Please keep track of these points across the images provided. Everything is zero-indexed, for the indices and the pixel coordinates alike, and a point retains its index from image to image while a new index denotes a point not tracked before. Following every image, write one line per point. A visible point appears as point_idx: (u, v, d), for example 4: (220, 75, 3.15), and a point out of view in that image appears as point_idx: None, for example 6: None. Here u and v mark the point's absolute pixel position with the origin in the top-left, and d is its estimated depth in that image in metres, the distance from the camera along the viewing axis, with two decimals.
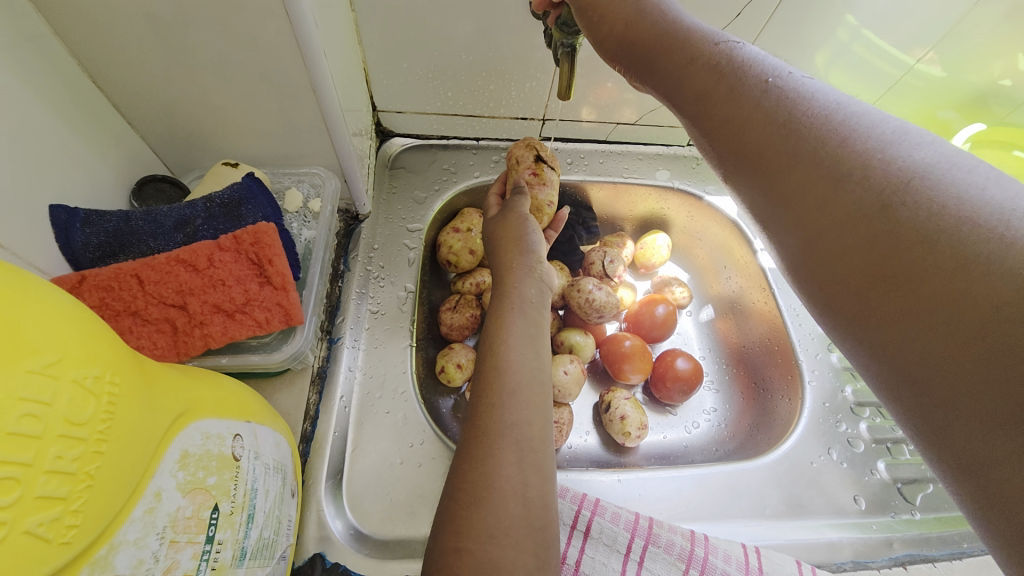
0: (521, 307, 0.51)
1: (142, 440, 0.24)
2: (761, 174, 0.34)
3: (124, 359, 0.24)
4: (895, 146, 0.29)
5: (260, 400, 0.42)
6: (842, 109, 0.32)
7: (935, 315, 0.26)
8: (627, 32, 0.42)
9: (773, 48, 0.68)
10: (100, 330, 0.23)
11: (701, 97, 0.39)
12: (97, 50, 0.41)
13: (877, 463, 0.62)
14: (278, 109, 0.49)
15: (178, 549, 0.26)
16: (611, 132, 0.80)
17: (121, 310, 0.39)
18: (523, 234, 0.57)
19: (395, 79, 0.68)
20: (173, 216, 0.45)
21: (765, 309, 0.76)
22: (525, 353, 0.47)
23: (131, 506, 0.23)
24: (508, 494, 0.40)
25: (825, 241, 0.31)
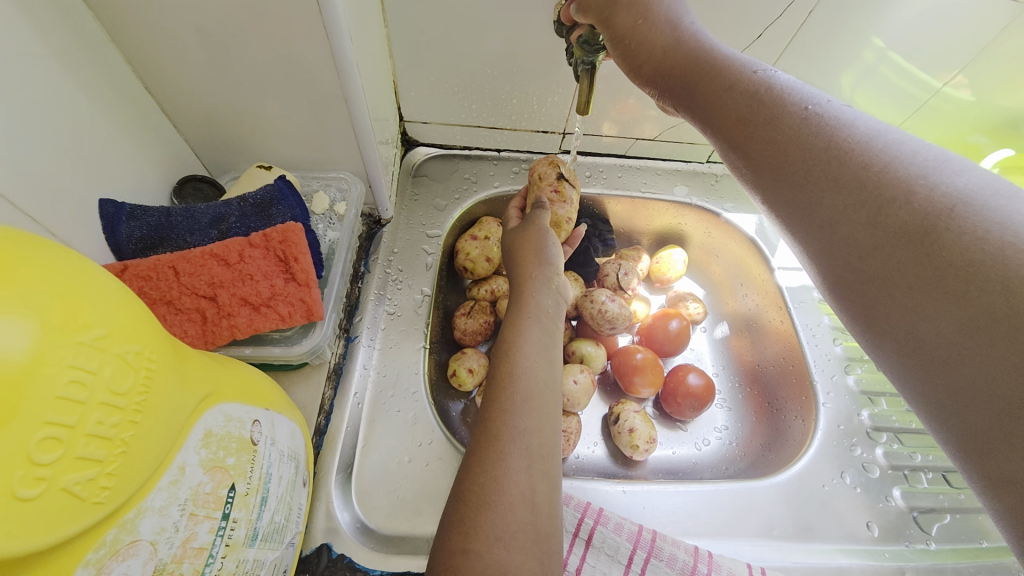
0: (538, 317, 0.52)
1: (172, 415, 0.26)
2: (803, 193, 0.37)
3: (161, 339, 0.26)
4: (934, 172, 0.32)
5: (279, 391, 0.44)
6: (878, 136, 0.35)
7: (978, 331, 0.28)
8: (666, 60, 0.46)
9: (796, 69, 0.69)
10: (141, 311, 0.25)
11: (738, 119, 0.41)
12: (149, 57, 0.44)
13: (892, 490, 0.60)
14: (311, 117, 0.52)
15: (197, 522, 0.28)
16: (630, 147, 0.81)
17: (157, 299, 0.42)
18: (542, 246, 0.59)
19: (422, 91, 0.70)
20: (210, 213, 0.48)
21: (780, 327, 0.75)
22: (538, 361, 0.48)
23: (158, 477, 0.25)
24: (515, 498, 0.40)
25: (871, 259, 0.33)
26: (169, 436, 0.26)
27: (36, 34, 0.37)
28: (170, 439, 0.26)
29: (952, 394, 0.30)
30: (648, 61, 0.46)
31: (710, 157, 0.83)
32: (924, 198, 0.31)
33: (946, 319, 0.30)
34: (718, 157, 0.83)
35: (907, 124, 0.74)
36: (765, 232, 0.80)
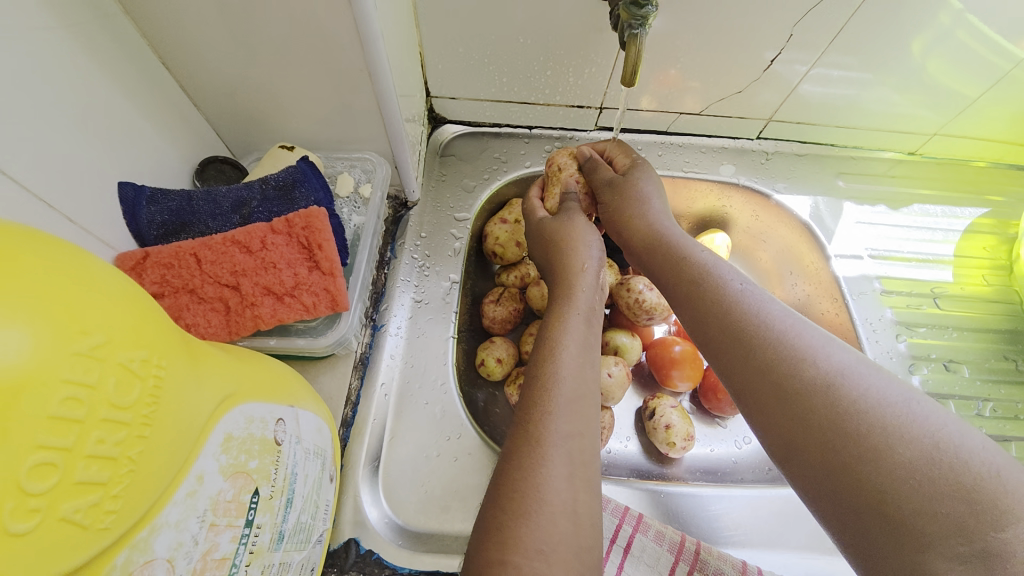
0: (586, 316, 0.50)
1: (186, 423, 0.24)
2: (723, 347, 0.38)
3: (171, 340, 0.24)
4: (837, 349, 0.35)
5: (302, 383, 0.42)
6: (795, 317, 0.38)
7: (862, 462, 0.29)
8: (633, 235, 0.51)
9: (858, 43, 0.61)
10: (150, 310, 0.23)
11: (690, 323, 0.42)
12: (165, 29, 0.42)
13: None
14: (333, 92, 0.48)
15: (218, 532, 0.26)
16: (672, 122, 0.75)
17: (180, 287, 0.41)
18: (586, 237, 0.55)
19: (450, 64, 0.66)
20: (231, 197, 0.46)
21: (835, 320, 0.71)
22: (582, 364, 0.46)
23: (175, 489, 0.23)
24: (557, 509, 0.38)
25: (785, 409, 0.34)
26: (182, 447, 0.24)
27: (46, 6, 0.34)
28: (185, 448, 0.24)
29: (872, 559, 0.28)
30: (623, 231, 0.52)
31: (760, 134, 0.76)
32: (828, 367, 0.33)
33: (841, 482, 0.30)
34: (769, 134, 0.76)
35: (983, 101, 0.67)
36: (821, 216, 0.75)
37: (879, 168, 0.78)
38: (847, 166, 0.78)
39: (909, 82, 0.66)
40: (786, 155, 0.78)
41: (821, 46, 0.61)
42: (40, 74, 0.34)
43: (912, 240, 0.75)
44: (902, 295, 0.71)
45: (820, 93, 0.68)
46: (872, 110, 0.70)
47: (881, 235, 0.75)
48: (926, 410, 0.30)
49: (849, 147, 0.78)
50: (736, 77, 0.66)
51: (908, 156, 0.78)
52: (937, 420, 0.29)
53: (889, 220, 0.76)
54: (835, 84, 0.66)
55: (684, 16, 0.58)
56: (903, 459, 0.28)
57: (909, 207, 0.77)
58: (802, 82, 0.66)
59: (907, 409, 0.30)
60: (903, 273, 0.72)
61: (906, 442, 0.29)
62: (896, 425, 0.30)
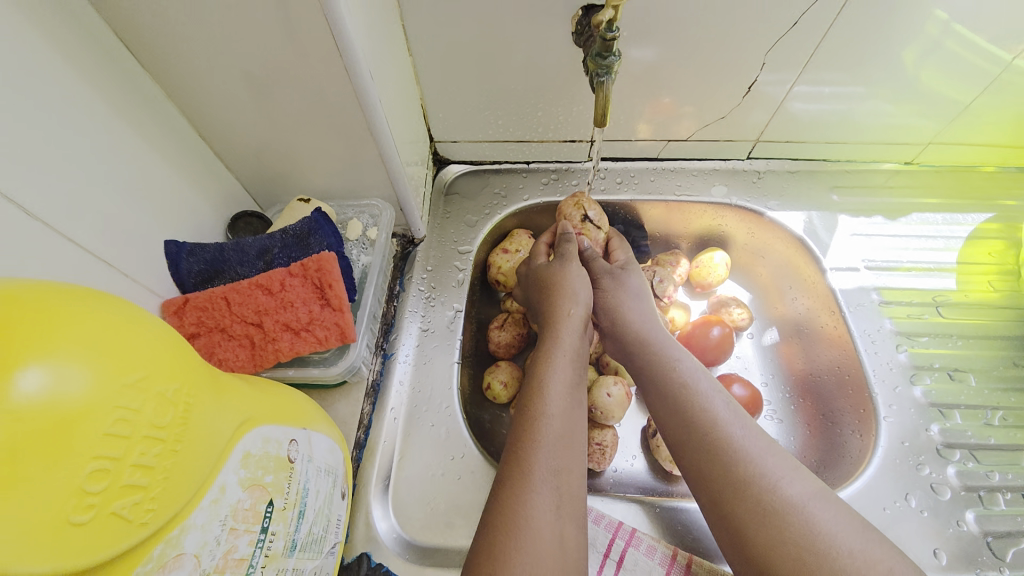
0: (571, 358, 0.56)
1: (211, 441, 0.29)
2: (692, 449, 0.48)
3: (199, 374, 0.29)
4: (781, 464, 0.45)
5: (315, 409, 0.47)
6: (749, 428, 0.48)
7: (800, 559, 0.40)
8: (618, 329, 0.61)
9: (833, 64, 0.63)
10: (181, 349, 0.29)
11: (672, 418, 0.51)
12: (200, 110, 0.50)
13: (965, 514, 0.57)
14: (340, 149, 0.55)
15: (237, 535, 0.31)
16: (662, 149, 0.79)
17: (213, 327, 0.47)
18: (574, 288, 0.60)
19: (450, 112, 0.73)
20: (256, 246, 0.52)
21: (834, 333, 0.71)
22: (566, 403, 0.51)
23: (202, 496, 0.28)
24: (544, 540, 0.42)
25: (736, 510, 0.44)
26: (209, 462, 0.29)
27: (102, 101, 0.43)
28: (211, 463, 0.29)
29: None
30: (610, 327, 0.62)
31: (750, 154, 0.79)
32: (772, 480, 0.44)
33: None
34: (759, 153, 0.79)
35: (976, 104, 0.67)
36: (815, 231, 0.76)
37: (877, 179, 0.79)
38: (842, 180, 0.79)
39: (903, 94, 0.67)
40: (779, 172, 0.80)
41: (802, 63, 0.63)
42: (97, 154, 0.42)
43: (911, 249, 0.75)
44: (903, 306, 0.71)
45: (810, 109, 0.70)
46: (865, 123, 0.72)
47: (878, 246, 0.75)
48: (843, 524, 0.41)
49: (842, 161, 0.79)
50: (719, 102, 0.70)
51: (906, 165, 0.78)
52: (849, 534, 0.41)
53: (886, 230, 0.76)
54: (826, 99, 0.68)
55: (659, 52, 0.63)
56: (829, 560, 0.39)
57: (909, 217, 0.77)
58: (787, 97, 0.68)
59: (830, 524, 0.41)
60: (903, 283, 0.73)
61: (833, 551, 0.39)
62: (826, 535, 0.40)
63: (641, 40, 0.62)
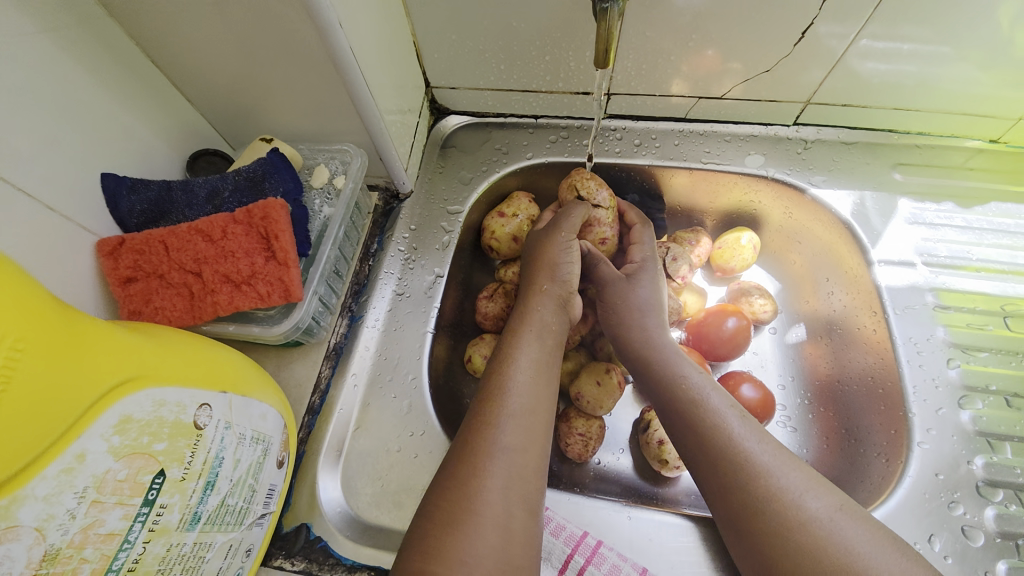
0: (538, 331, 0.50)
1: (53, 402, 0.26)
2: (706, 467, 0.45)
3: (41, 327, 0.27)
4: (802, 480, 0.42)
5: (254, 371, 0.43)
6: (766, 445, 0.44)
7: None
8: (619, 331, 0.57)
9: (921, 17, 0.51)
10: (22, 297, 0.26)
11: (685, 432, 0.48)
12: (145, 29, 0.45)
13: (996, 564, 0.48)
14: (303, 82, 0.49)
15: (104, 509, 0.28)
16: (691, 109, 0.67)
17: (150, 272, 0.44)
18: (559, 262, 0.54)
19: (445, 53, 0.63)
20: (206, 187, 0.49)
21: (873, 336, 0.61)
22: (533, 380, 0.46)
23: (43, 465, 0.26)
24: (487, 519, 0.38)
25: (761, 530, 0.40)
26: (53, 427, 0.26)
27: (25, 13, 0.38)
28: (57, 427, 0.26)
29: None
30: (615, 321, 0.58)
31: (798, 119, 0.66)
32: (795, 496, 0.41)
33: None
34: (809, 119, 0.66)
35: None
36: (866, 215, 0.64)
37: (954, 158, 0.65)
38: (909, 156, 0.66)
39: (996, 58, 0.54)
40: (830, 143, 0.67)
41: (866, 14, 0.51)
42: (5, 72, 0.37)
43: (985, 245, 0.62)
44: (963, 313, 0.59)
45: (883, 70, 0.57)
46: (951, 91, 0.58)
47: (943, 239, 0.63)
48: (873, 545, 0.38)
49: (913, 134, 0.66)
50: (762, 55, 0.57)
51: (992, 144, 0.64)
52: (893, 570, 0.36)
53: (956, 221, 0.63)
54: (902, 59, 0.55)
55: None
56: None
57: (986, 206, 0.64)
58: (850, 52, 0.55)
59: (862, 543, 0.38)
60: (968, 285, 0.61)
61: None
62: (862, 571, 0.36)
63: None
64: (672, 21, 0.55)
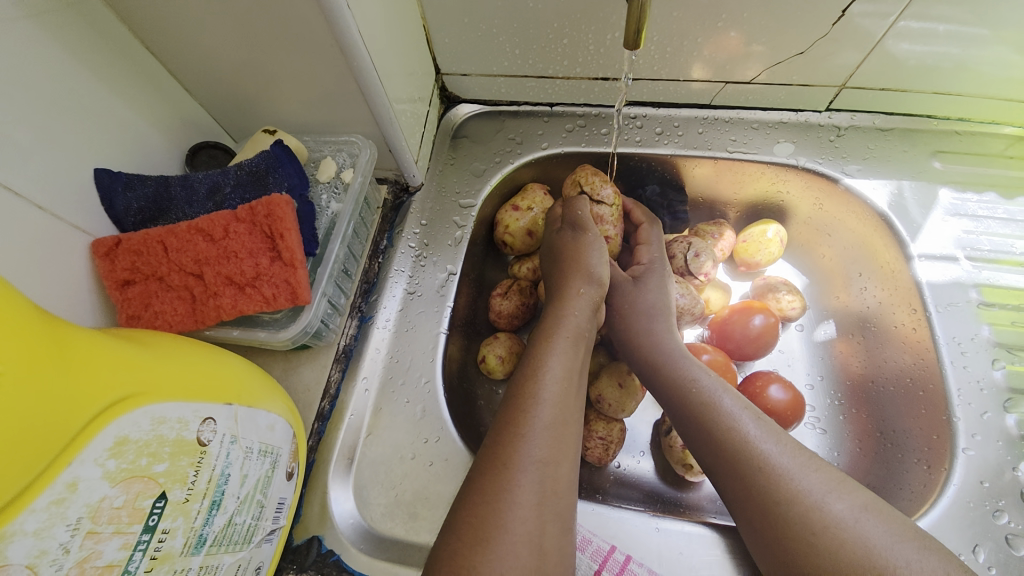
0: (574, 338, 0.47)
1: (39, 428, 0.25)
2: (722, 472, 0.42)
3: (16, 349, 0.25)
4: (822, 480, 0.39)
5: (260, 379, 0.41)
6: (786, 446, 0.42)
7: None
8: (631, 331, 0.54)
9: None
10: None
11: (706, 437, 0.44)
12: (138, 14, 0.42)
13: None
14: (307, 70, 0.46)
15: (100, 540, 0.27)
16: (717, 94, 0.63)
17: (149, 274, 0.42)
18: (591, 264, 0.52)
19: (457, 37, 0.59)
20: (206, 183, 0.46)
21: (912, 334, 0.58)
22: (565, 389, 0.43)
23: (32, 497, 0.24)
24: (520, 540, 0.35)
25: (786, 536, 0.37)
26: (40, 456, 0.25)
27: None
28: (46, 456, 0.25)
29: None
30: (628, 321, 0.55)
31: (831, 104, 0.62)
32: (816, 498, 0.38)
33: None
34: (842, 104, 0.62)
35: None
36: (904, 206, 0.60)
37: (993, 146, 0.61)
38: (947, 143, 0.62)
39: None
40: (865, 129, 0.63)
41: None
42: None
43: None
44: (1007, 311, 0.56)
45: (918, 52, 0.53)
46: (988, 74, 0.55)
47: (986, 231, 0.59)
48: (905, 547, 0.34)
49: (953, 119, 0.62)
50: (797, 35, 0.53)
51: None
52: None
53: (998, 212, 0.60)
54: (938, 41, 0.51)
55: None
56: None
57: None
58: (886, 35, 0.52)
59: (889, 542, 0.35)
60: (1013, 280, 0.57)
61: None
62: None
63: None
64: (698, 0, 0.51)
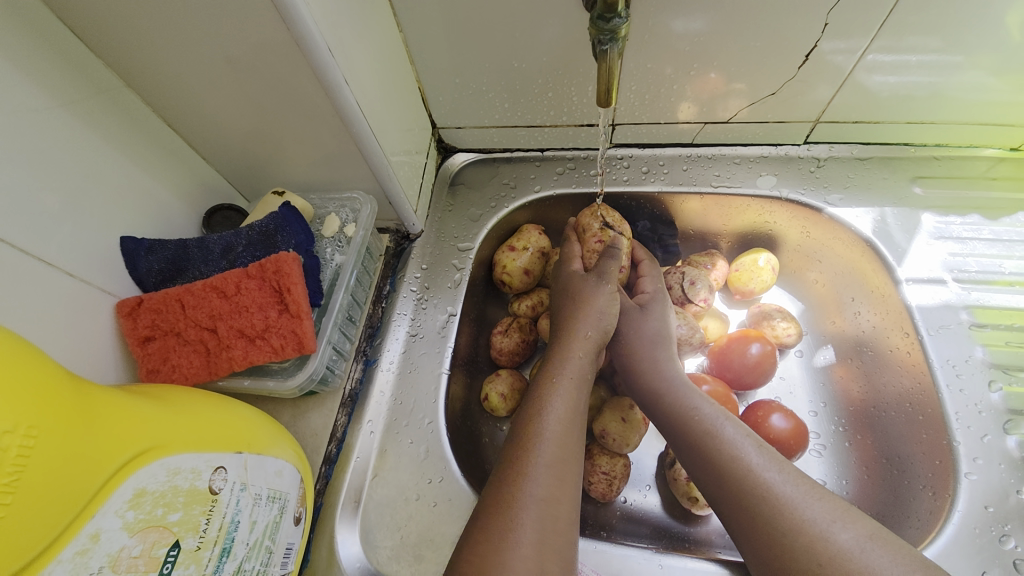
0: (578, 380, 0.49)
1: (65, 483, 0.27)
2: (726, 503, 0.43)
3: (48, 410, 0.28)
4: (828, 510, 0.39)
5: (269, 427, 0.43)
6: (787, 475, 0.42)
7: None
8: (630, 364, 0.56)
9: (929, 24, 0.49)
10: (32, 386, 0.27)
11: (708, 468, 0.45)
12: (162, 97, 0.47)
13: None
14: (312, 136, 0.50)
15: None
16: (698, 134, 0.66)
17: (167, 330, 0.45)
18: (592, 303, 0.54)
19: (450, 96, 0.64)
20: (220, 243, 0.50)
21: (908, 357, 0.58)
22: (566, 430, 0.45)
23: (58, 549, 0.26)
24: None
25: (790, 568, 0.37)
26: (67, 510, 0.27)
27: (47, 94, 0.40)
28: (72, 509, 0.27)
29: None
30: (626, 353, 0.57)
31: (808, 138, 0.65)
32: (821, 528, 0.38)
33: None
34: (820, 137, 0.65)
35: None
36: (888, 232, 0.62)
37: (974, 168, 0.63)
38: (927, 169, 0.64)
39: (1009, 63, 0.52)
40: (844, 159, 0.66)
41: (873, 29, 0.51)
42: (29, 146, 0.39)
43: (1018, 257, 0.59)
44: (1001, 330, 0.56)
45: (892, 83, 0.56)
46: (961, 100, 0.57)
47: (972, 253, 0.60)
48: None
49: (930, 145, 0.64)
50: (766, 77, 0.57)
51: (1012, 152, 0.62)
52: None
53: (984, 233, 0.61)
54: (911, 71, 0.54)
55: (712, 21, 0.52)
56: None
57: (1014, 217, 0.61)
58: (857, 68, 0.55)
59: (894, 573, 0.34)
60: (1004, 300, 0.58)
61: None
62: None
63: (687, 12, 0.51)
64: (673, 51, 0.55)
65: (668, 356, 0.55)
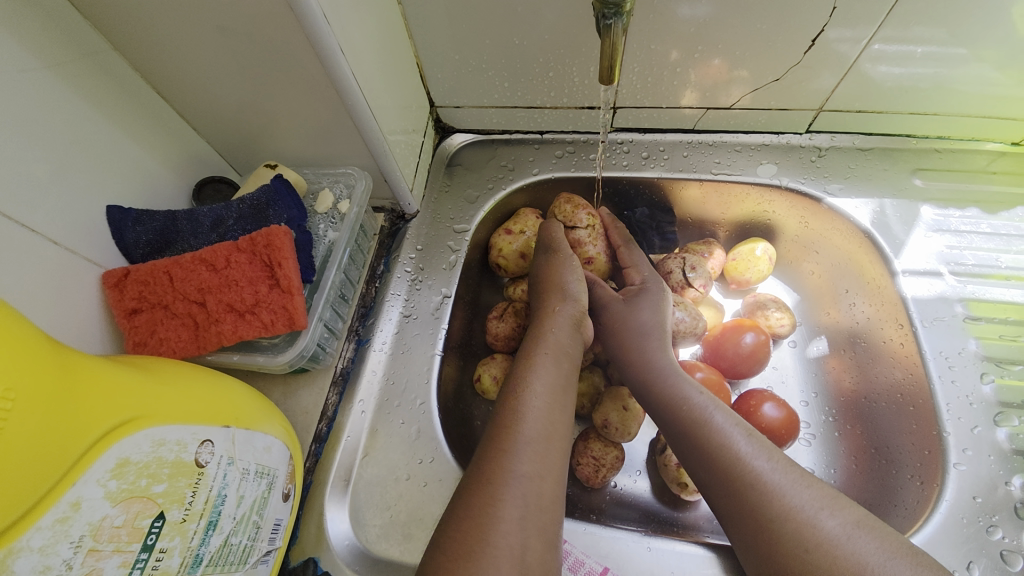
0: (557, 356, 0.49)
1: (43, 450, 0.27)
2: (717, 486, 0.43)
3: (24, 376, 0.27)
4: (816, 496, 0.39)
5: (258, 402, 0.43)
6: (780, 460, 0.42)
7: None
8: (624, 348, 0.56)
9: (934, 14, 0.49)
10: (6, 351, 0.26)
11: (698, 454, 0.45)
12: (150, 64, 0.46)
13: None
14: (306, 109, 0.49)
15: (101, 557, 0.28)
16: (699, 120, 0.65)
17: (155, 303, 0.44)
18: (568, 280, 0.54)
19: (448, 73, 0.62)
20: (211, 216, 0.49)
21: (900, 350, 0.58)
22: (550, 407, 0.44)
23: (36, 516, 0.26)
24: (504, 553, 0.36)
25: (779, 550, 0.37)
26: (47, 477, 0.27)
27: (30, 55, 0.39)
28: (53, 475, 0.27)
29: None
30: (619, 338, 0.56)
31: (811, 127, 0.64)
32: (808, 514, 0.38)
33: None
34: (822, 126, 0.64)
35: None
36: (887, 224, 0.61)
37: (976, 162, 0.63)
38: (928, 161, 0.63)
39: (1014, 57, 0.52)
40: (846, 149, 0.65)
41: (879, 17, 0.50)
42: (11, 111, 0.38)
43: (1015, 252, 0.59)
44: (995, 324, 0.56)
45: (896, 74, 0.55)
46: (967, 93, 0.56)
47: (970, 246, 0.60)
48: (897, 563, 0.34)
49: (933, 138, 0.63)
50: (771, 64, 0.56)
51: (1014, 147, 0.62)
52: None
53: (982, 227, 0.61)
54: (916, 63, 0.53)
55: (719, 4, 0.50)
56: None
57: (1013, 211, 0.61)
58: (863, 57, 0.54)
59: (881, 559, 0.35)
60: (1000, 294, 0.58)
61: None
62: None
63: None
64: (677, 35, 0.54)
65: (661, 342, 0.54)
